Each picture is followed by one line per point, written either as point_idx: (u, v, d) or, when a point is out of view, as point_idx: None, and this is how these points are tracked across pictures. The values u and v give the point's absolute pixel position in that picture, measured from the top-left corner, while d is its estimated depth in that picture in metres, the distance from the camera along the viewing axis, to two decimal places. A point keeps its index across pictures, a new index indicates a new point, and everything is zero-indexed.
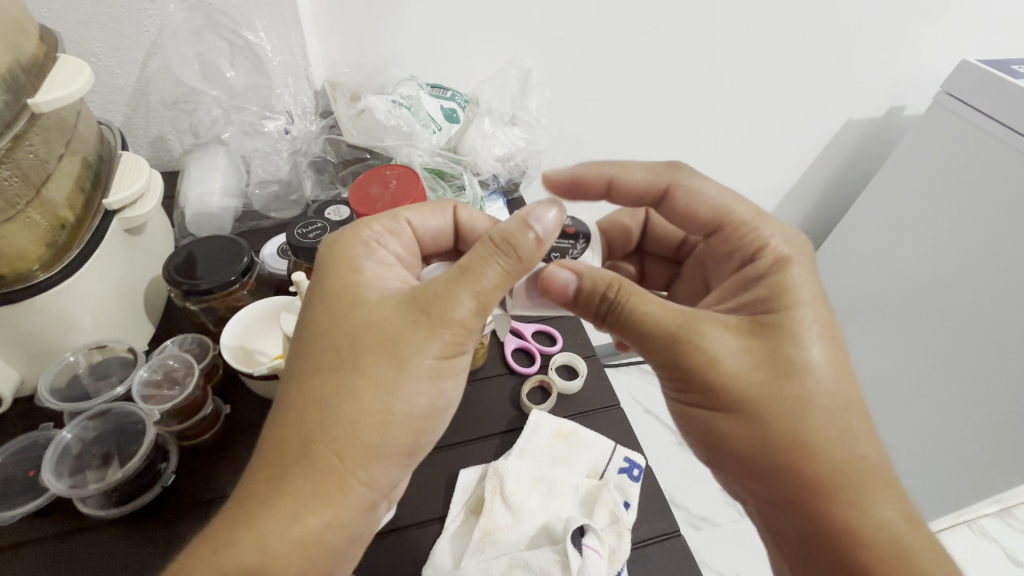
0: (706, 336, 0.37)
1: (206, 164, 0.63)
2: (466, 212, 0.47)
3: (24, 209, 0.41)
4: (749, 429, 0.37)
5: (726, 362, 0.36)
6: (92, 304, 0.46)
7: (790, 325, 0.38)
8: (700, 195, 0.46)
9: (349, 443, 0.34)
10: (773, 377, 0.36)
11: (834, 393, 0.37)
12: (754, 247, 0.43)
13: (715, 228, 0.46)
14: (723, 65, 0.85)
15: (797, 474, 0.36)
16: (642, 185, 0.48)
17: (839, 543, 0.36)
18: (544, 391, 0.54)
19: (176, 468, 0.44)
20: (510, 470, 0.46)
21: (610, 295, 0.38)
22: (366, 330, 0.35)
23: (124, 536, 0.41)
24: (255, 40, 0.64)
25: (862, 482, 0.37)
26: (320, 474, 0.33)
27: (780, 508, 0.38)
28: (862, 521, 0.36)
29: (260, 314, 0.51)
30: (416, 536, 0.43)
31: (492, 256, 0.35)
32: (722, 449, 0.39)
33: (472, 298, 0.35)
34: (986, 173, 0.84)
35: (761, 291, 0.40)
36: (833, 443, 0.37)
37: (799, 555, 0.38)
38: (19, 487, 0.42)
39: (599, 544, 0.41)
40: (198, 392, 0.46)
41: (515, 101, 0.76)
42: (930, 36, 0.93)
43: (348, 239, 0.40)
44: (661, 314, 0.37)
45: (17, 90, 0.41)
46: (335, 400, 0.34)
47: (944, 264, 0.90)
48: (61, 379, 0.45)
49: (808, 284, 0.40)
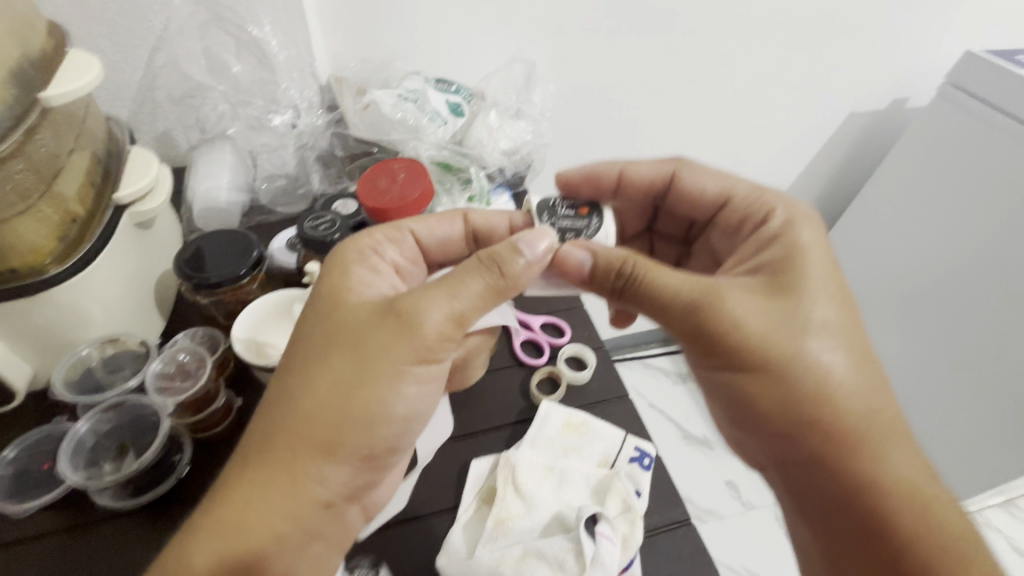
0: (727, 300, 0.38)
1: (212, 159, 0.63)
2: (476, 216, 0.46)
3: (36, 203, 0.41)
4: (773, 386, 0.38)
5: (749, 323, 0.38)
6: (103, 297, 0.46)
7: (803, 285, 0.39)
8: (702, 176, 0.50)
9: (305, 437, 0.34)
10: (794, 334, 0.38)
11: (838, 351, 0.38)
12: (764, 213, 0.45)
13: (722, 204, 0.49)
14: (726, 59, 0.85)
15: (817, 428, 0.38)
16: (651, 174, 0.51)
17: (863, 493, 0.38)
18: (553, 381, 0.54)
19: (189, 461, 0.44)
20: (521, 460, 0.47)
21: (625, 271, 0.39)
22: (341, 329, 0.36)
23: (139, 528, 0.41)
24: (261, 35, 0.63)
25: (882, 431, 0.38)
26: (274, 465, 0.34)
27: (811, 465, 0.39)
28: (885, 471, 0.38)
29: (271, 306, 0.51)
30: (429, 526, 0.43)
31: (476, 271, 0.36)
32: (750, 409, 0.40)
33: (448, 310, 0.35)
34: (992, 164, 0.83)
35: (773, 255, 0.41)
36: (853, 395, 0.38)
37: (823, 510, 0.39)
38: (35, 480, 0.42)
39: (612, 532, 0.42)
40: (211, 384, 0.47)
41: (520, 96, 0.76)
42: (935, 26, 0.92)
43: (347, 244, 0.41)
44: (680, 283, 0.38)
45: (27, 84, 0.41)
46: (297, 391, 0.35)
47: (954, 255, 0.90)
48: (75, 372, 0.46)
49: (817, 244, 0.41)
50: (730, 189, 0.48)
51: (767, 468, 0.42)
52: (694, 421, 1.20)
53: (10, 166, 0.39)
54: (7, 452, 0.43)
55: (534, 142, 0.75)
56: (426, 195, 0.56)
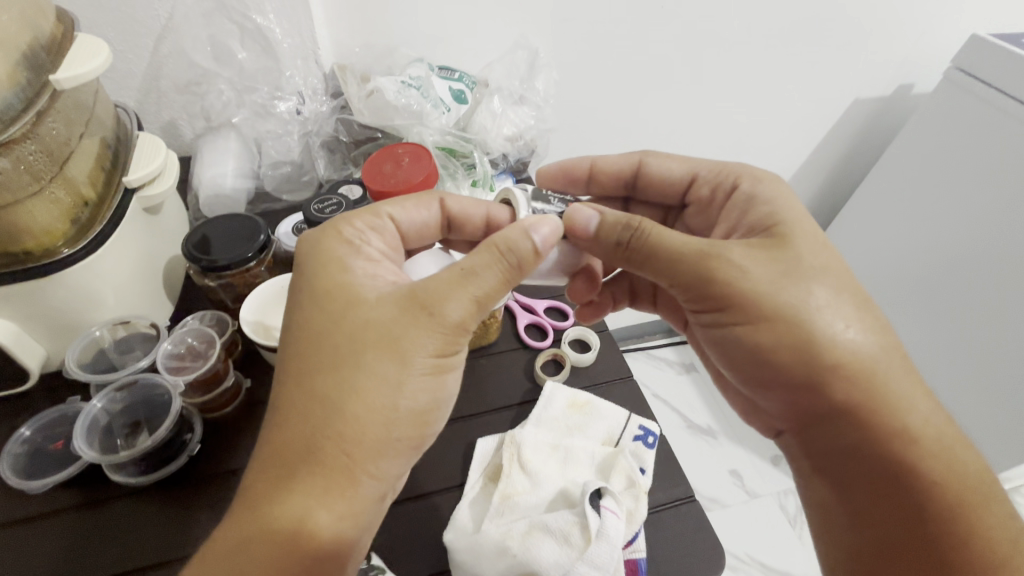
0: (728, 252, 0.38)
1: (218, 146, 0.64)
2: (453, 201, 0.46)
3: (48, 185, 0.42)
4: (785, 332, 0.38)
5: (751, 275, 0.38)
6: (115, 280, 0.46)
7: (795, 236, 0.40)
8: (668, 160, 0.52)
9: (356, 439, 0.34)
10: (797, 283, 0.38)
11: (840, 292, 0.39)
12: (730, 182, 0.47)
13: (690, 182, 0.51)
14: (729, 45, 0.85)
15: (837, 379, 0.38)
16: (619, 164, 0.53)
17: (885, 444, 0.39)
18: (557, 363, 0.55)
19: (200, 439, 0.45)
20: (526, 439, 0.47)
21: (633, 227, 0.40)
22: (365, 328, 0.35)
23: (155, 503, 0.42)
24: (264, 23, 0.63)
25: (898, 373, 0.39)
26: (326, 472, 0.33)
27: (835, 421, 0.39)
28: (912, 419, 0.39)
29: (279, 289, 0.52)
30: (436, 503, 0.44)
31: (497, 261, 0.36)
32: (768, 364, 0.40)
33: (467, 299, 0.35)
34: (999, 149, 0.83)
35: (761, 213, 0.42)
36: (871, 345, 0.39)
37: (846, 467, 0.40)
38: (49, 457, 0.43)
39: (616, 506, 0.42)
40: (220, 364, 0.47)
41: (523, 83, 0.76)
42: (940, 10, 0.92)
43: (330, 239, 0.39)
44: (683, 239, 0.39)
45: (37, 68, 0.42)
46: (341, 399, 0.34)
47: (960, 240, 0.90)
48: (88, 353, 0.47)
49: (787, 195, 0.43)
50: (696, 169, 0.50)
51: (783, 433, 0.44)
52: (697, 410, 1.20)
53: (22, 148, 0.40)
54: (22, 431, 0.44)
55: (537, 128, 0.75)
56: (430, 179, 0.55)
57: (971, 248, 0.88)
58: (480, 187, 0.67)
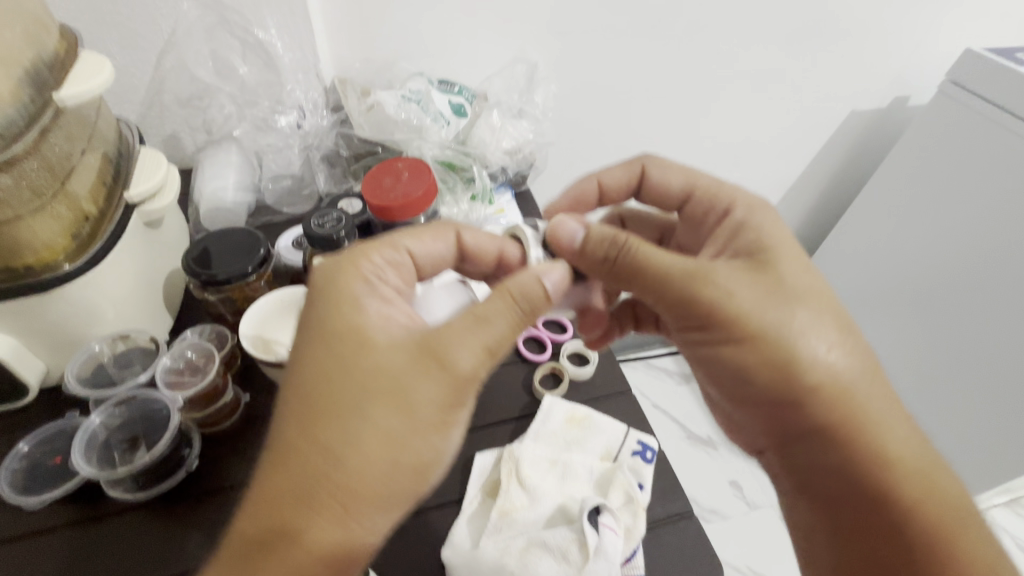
0: (711, 273, 0.39)
1: (219, 160, 0.65)
2: (469, 234, 0.46)
3: (49, 200, 0.42)
4: (767, 354, 0.39)
5: (738, 296, 0.39)
6: (115, 294, 0.47)
7: (781, 259, 0.41)
8: (670, 172, 0.51)
9: (355, 489, 0.34)
10: (787, 306, 0.39)
11: (825, 321, 0.40)
12: (726, 205, 0.47)
13: (687, 198, 0.50)
14: (727, 58, 0.86)
15: (816, 399, 0.39)
16: (623, 177, 0.53)
17: (860, 466, 0.40)
18: (556, 377, 0.55)
19: (198, 454, 0.45)
20: (525, 454, 0.47)
21: (619, 242, 0.40)
22: (372, 375, 0.35)
23: (152, 519, 0.42)
24: (265, 37, 0.65)
25: (875, 395, 0.40)
26: (320, 520, 0.33)
27: (809, 439, 0.41)
28: (891, 442, 0.40)
29: (278, 303, 0.52)
30: (433, 521, 0.44)
31: (508, 308, 0.36)
32: (751, 383, 0.41)
33: (477, 346, 0.36)
34: (994, 161, 0.84)
35: (749, 239, 0.42)
36: (855, 374, 0.40)
37: (828, 488, 0.41)
38: (46, 473, 0.43)
39: (615, 523, 0.42)
40: (219, 379, 0.47)
41: (522, 95, 0.78)
42: (933, 25, 0.93)
43: (346, 274, 0.39)
44: (668, 258, 0.39)
45: (40, 84, 0.42)
46: (342, 447, 0.34)
47: (956, 251, 0.90)
48: (87, 368, 0.47)
49: (776, 222, 0.43)
50: (694, 185, 0.50)
51: (765, 453, 0.46)
52: (697, 420, 1.20)
53: (24, 165, 0.40)
54: (20, 447, 0.44)
55: (536, 142, 0.76)
56: (430, 194, 0.56)
57: (966, 259, 0.89)
58: (479, 200, 0.68)
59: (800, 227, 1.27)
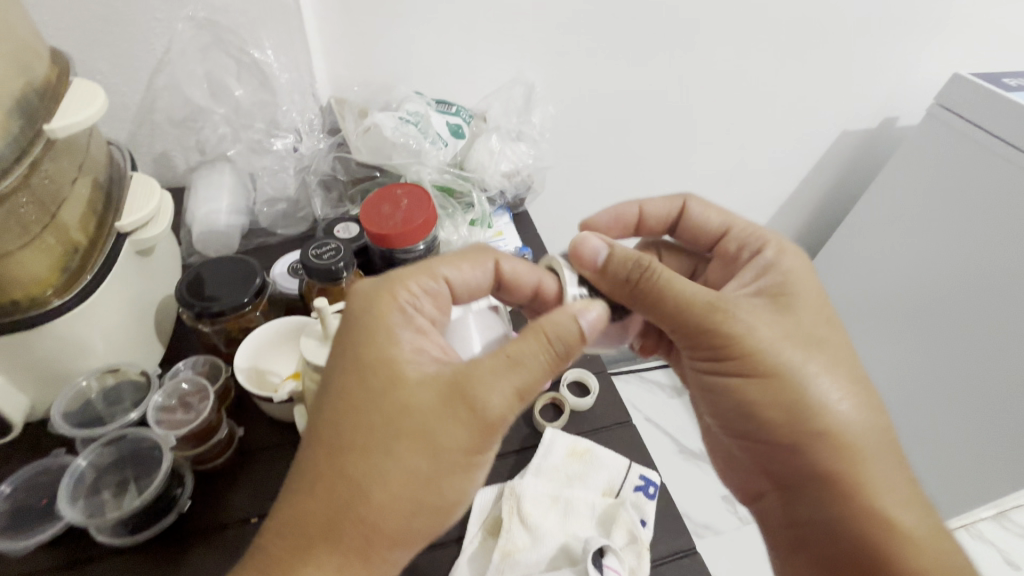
0: (735, 310, 0.41)
1: (212, 181, 0.63)
2: (508, 264, 0.45)
3: (38, 234, 0.41)
4: (776, 392, 0.41)
5: (757, 334, 0.40)
6: (104, 327, 0.45)
7: (799, 307, 0.43)
8: (711, 210, 0.52)
9: (378, 524, 0.35)
10: (802, 352, 0.41)
11: (836, 372, 0.41)
12: (758, 244, 0.48)
13: (723, 235, 0.51)
14: (721, 80, 0.87)
15: (819, 445, 0.41)
16: (664, 206, 0.53)
17: (857, 518, 0.41)
18: (556, 408, 0.54)
19: (191, 493, 0.44)
20: (527, 490, 0.46)
21: (643, 267, 0.40)
22: (404, 413, 0.35)
23: (141, 563, 0.41)
24: (262, 57, 0.64)
25: (881, 450, 0.41)
26: (345, 553, 0.34)
27: (807, 484, 0.42)
28: (889, 501, 0.41)
29: (274, 333, 0.51)
30: (433, 560, 0.43)
31: (542, 351, 0.36)
32: (756, 418, 0.42)
33: (508, 390, 0.36)
34: (978, 181, 0.85)
35: (772, 279, 0.44)
36: (860, 425, 0.41)
37: (823, 540, 0.42)
38: (30, 516, 0.42)
39: (619, 565, 0.42)
40: (213, 415, 0.46)
41: (520, 117, 0.76)
42: (921, 50, 0.95)
43: (383, 302, 0.39)
44: (693, 291, 0.40)
45: (31, 114, 0.41)
46: (369, 484, 0.34)
47: (944, 271, 0.91)
48: (75, 404, 0.45)
49: (807, 273, 0.45)
50: (731, 223, 0.51)
51: (766, 494, 0.46)
52: (690, 435, 1.20)
53: (14, 202, 0.39)
54: (1, 489, 0.42)
55: (535, 164, 0.75)
56: (429, 224, 0.56)
57: (952, 277, 0.90)
58: (479, 225, 0.68)
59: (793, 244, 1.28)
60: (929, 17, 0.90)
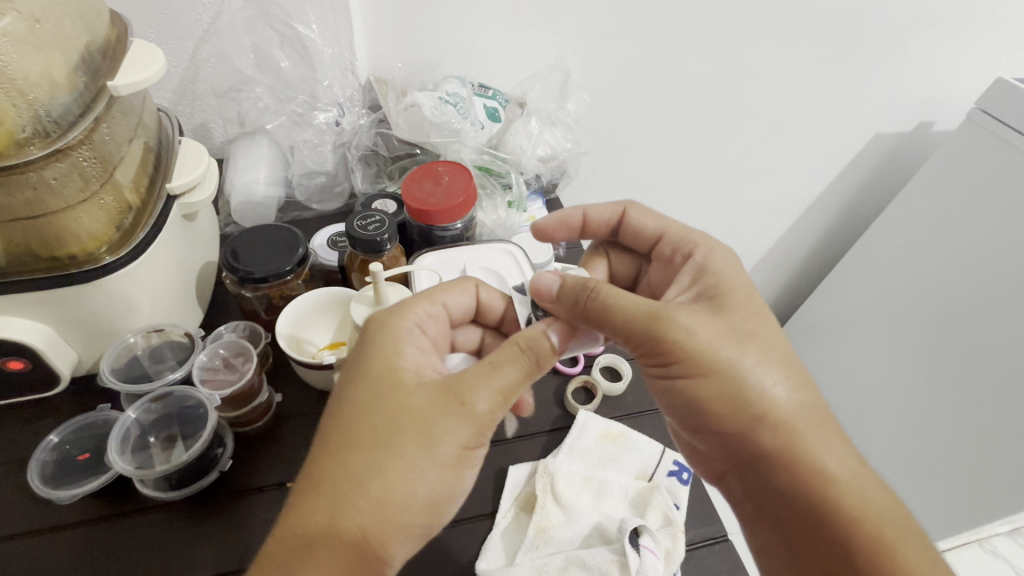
0: (676, 315, 0.39)
1: (252, 152, 0.64)
2: (488, 292, 0.48)
3: (98, 191, 0.41)
4: (723, 387, 0.39)
5: (698, 335, 0.38)
6: (152, 287, 0.46)
7: (733, 303, 0.41)
8: (649, 215, 0.52)
9: (377, 519, 0.33)
10: (735, 345, 0.39)
11: (770, 364, 0.39)
12: (688, 249, 0.47)
13: (658, 240, 0.51)
14: (758, 75, 0.86)
15: (764, 428, 0.39)
16: (607, 214, 0.53)
17: (801, 484, 0.39)
18: (588, 391, 0.54)
19: (231, 454, 0.45)
20: (560, 469, 0.47)
21: (588, 293, 0.40)
22: (402, 412, 0.35)
23: (182, 518, 0.41)
24: (306, 32, 0.63)
25: (817, 425, 0.39)
26: (342, 550, 0.32)
27: (759, 463, 0.40)
28: (828, 462, 0.39)
29: (314, 304, 0.51)
30: (468, 532, 0.44)
31: (518, 359, 0.37)
32: (705, 414, 0.40)
33: (494, 392, 0.36)
34: (1006, 185, 0.81)
35: (709, 280, 0.43)
36: (796, 407, 0.39)
37: (778, 510, 0.40)
38: (74, 468, 0.42)
39: (655, 545, 0.42)
40: (255, 379, 0.47)
41: (557, 103, 0.77)
42: (967, 52, 0.92)
43: (393, 321, 0.39)
44: (633, 301, 0.39)
45: (94, 72, 0.42)
46: (370, 478, 0.33)
47: (964, 282, 0.86)
48: (122, 359, 0.46)
49: (735, 268, 0.44)
50: (666, 228, 0.50)
51: (722, 478, 0.44)
52: None
53: (77, 154, 0.39)
54: (50, 438, 0.43)
55: (570, 151, 0.76)
56: (469, 200, 0.56)
57: (954, 272, 0.88)
58: (516, 208, 0.68)
59: (818, 246, 1.26)
60: (976, 19, 0.88)
